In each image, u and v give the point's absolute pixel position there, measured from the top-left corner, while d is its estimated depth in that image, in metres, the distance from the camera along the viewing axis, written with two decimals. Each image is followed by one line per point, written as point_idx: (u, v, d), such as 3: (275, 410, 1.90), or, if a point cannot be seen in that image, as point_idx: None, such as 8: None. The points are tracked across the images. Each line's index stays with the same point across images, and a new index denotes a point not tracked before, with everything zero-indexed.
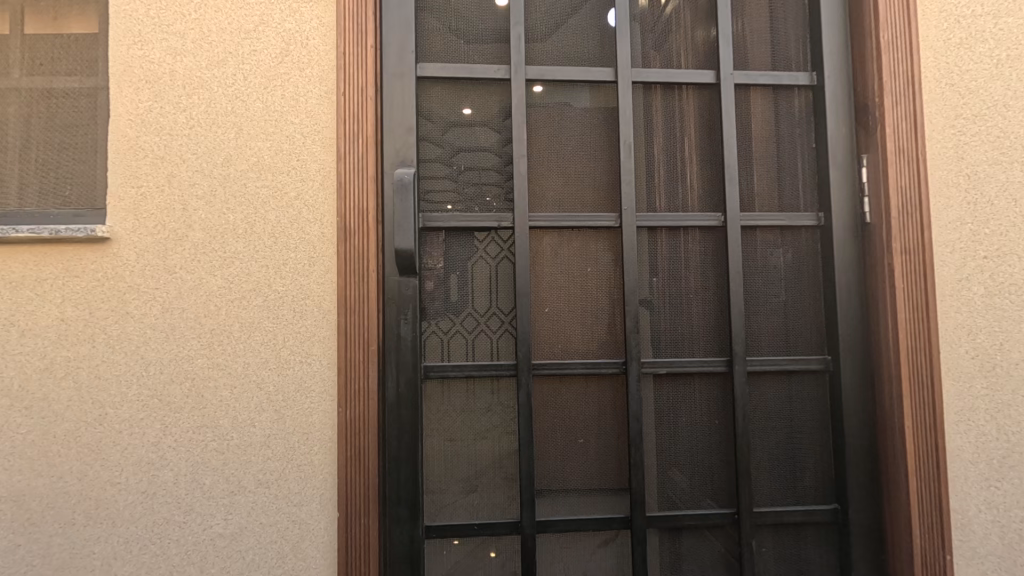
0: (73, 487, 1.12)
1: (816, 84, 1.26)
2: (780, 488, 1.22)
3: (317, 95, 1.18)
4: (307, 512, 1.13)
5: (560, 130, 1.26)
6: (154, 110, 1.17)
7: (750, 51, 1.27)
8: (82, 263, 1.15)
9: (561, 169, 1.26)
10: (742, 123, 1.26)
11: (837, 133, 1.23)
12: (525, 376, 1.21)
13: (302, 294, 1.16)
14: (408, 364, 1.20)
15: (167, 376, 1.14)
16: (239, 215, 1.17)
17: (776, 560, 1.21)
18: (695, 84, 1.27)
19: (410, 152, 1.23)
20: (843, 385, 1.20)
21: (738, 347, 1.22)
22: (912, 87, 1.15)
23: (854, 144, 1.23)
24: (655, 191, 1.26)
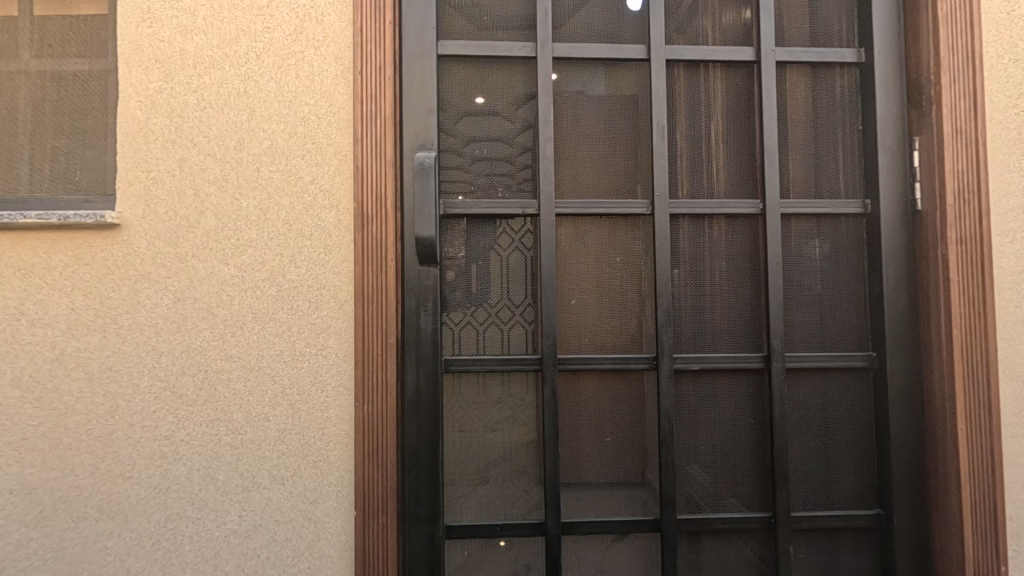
0: (84, 481, 1.09)
1: (863, 61, 1.17)
2: (819, 493, 1.15)
3: (333, 75, 1.13)
4: (322, 510, 1.09)
5: (588, 112, 1.20)
6: (163, 91, 1.12)
7: (792, 27, 1.19)
8: (91, 251, 1.11)
9: (588, 153, 1.20)
10: (783, 104, 1.19)
11: (886, 114, 1.15)
12: (550, 371, 1.15)
13: (318, 283, 1.11)
14: (428, 358, 1.15)
15: (179, 368, 1.11)
16: (252, 201, 1.12)
17: (813, 568, 1.15)
18: (732, 62, 1.19)
19: (431, 136, 1.17)
20: (889, 384, 1.13)
21: (777, 343, 1.15)
22: (972, 63, 1.07)
23: (905, 125, 1.14)
24: (688, 176, 1.19)
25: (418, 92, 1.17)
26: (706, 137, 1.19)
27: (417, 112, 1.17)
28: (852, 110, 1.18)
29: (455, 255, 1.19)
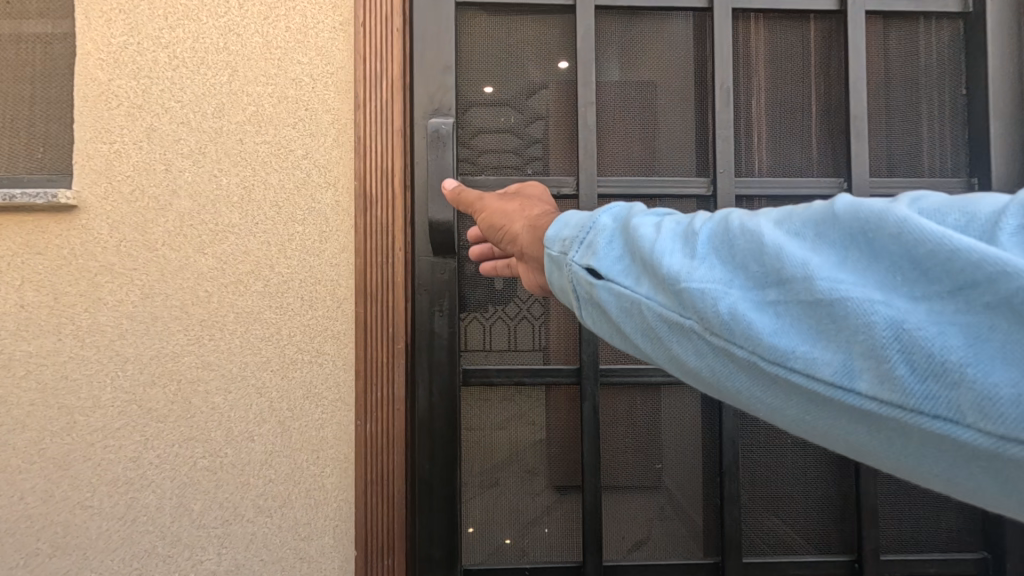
0: (35, 510, 0.92)
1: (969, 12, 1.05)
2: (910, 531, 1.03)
3: (330, 28, 0.94)
4: (317, 548, 0.92)
5: (639, 72, 1.03)
6: (129, 47, 0.94)
7: None
8: (43, 237, 0.93)
9: (638, 123, 1.03)
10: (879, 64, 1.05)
11: (1000, 74, 1.02)
12: (590, 384, 1.00)
13: (312, 278, 0.94)
14: (443, 367, 0.96)
15: (148, 377, 0.93)
16: (234, 179, 0.94)
17: None
18: (815, 11, 1.04)
19: (446, 99, 0.97)
20: None
21: None
22: None
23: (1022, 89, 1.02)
24: (757, 150, 1.03)
25: (432, 46, 0.97)
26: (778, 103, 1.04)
27: (431, 70, 0.97)
28: (943, 75, 1.06)
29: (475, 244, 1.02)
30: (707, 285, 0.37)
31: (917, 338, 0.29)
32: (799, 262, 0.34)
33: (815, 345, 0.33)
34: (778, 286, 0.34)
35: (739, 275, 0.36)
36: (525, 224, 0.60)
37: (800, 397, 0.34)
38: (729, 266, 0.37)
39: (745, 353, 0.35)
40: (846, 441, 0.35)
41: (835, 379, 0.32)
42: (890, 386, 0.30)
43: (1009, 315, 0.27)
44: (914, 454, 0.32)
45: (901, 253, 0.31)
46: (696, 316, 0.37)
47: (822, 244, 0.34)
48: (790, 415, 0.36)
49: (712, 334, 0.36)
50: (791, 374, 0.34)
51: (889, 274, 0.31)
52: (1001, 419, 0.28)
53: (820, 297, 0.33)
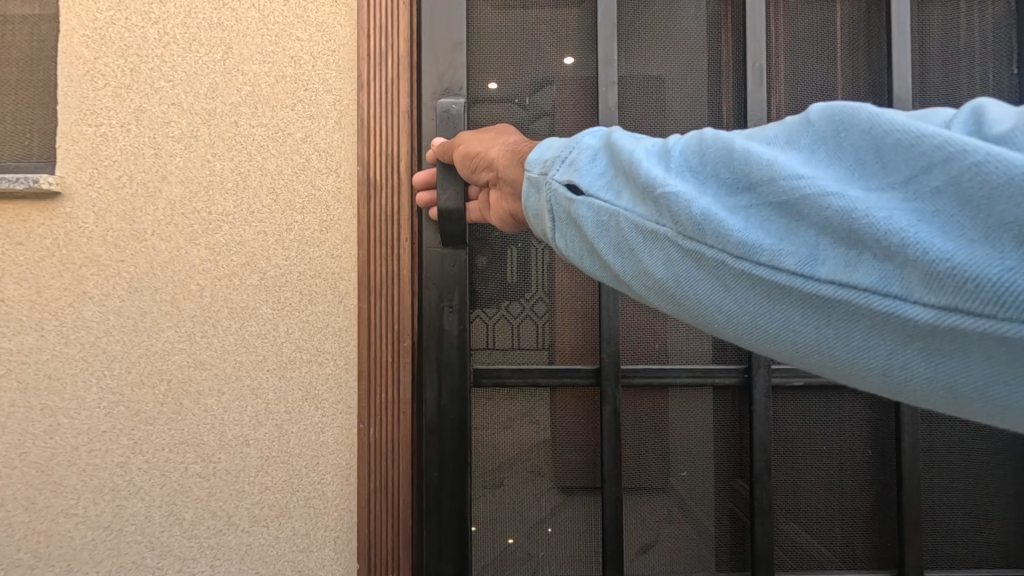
0: (16, 519, 0.86)
1: None
2: (948, 541, 1.03)
3: (331, 2, 0.88)
4: (317, 560, 0.86)
5: (671, 50, 1.04)
6: (117, 23, 0.87)
7: None
8: (23, 227, 0.87)
9: (664, 108, 1.04)
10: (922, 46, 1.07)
11: None
12: (610, 386, 0.94)
13: (311, 271, 0.87)
14: (454, 366, 0.90)
15: (136, 377, 0.87)
16: (228, 164, 0.87)
17: None
18: None
19: (456, 79, 0.91)
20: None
21: None
22: None
23: None
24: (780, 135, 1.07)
25: (441, 22, 0.90)
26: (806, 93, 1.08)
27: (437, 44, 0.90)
28: (990, 57, 1.06)
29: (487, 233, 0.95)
30: (678, 188, 0.36)
31: (871, 217, 0.29)
32: (765, 156, 0.34)
33: (779, 236, 0.32)
34: (746, 183, 0.34)
35: (708, 176, 0.36)
36: (502, 148, 0.63)
37: (756, 289, 0.33)
38: (696, 167, 0.37)
39: (709, 248, 0.34)
40: (793, 343, 0.34)
41: (794, 266, 0.32)
42: (847, 267, 0.30)
43: (954, 194, 0.28)
44: (861, 349, 0.31)
45: (863, 145, 0.31)
46: (668, 218, 0.36)
47: (789, 144, 0.35)
48: (741, 315, 0.35)
49: (681, 235, 0.36)
50: (755, 265, 0.33)
51: (850, 166, 0.31)
52: (945, 289, 0.27)
53: (783, 184, 0.32)
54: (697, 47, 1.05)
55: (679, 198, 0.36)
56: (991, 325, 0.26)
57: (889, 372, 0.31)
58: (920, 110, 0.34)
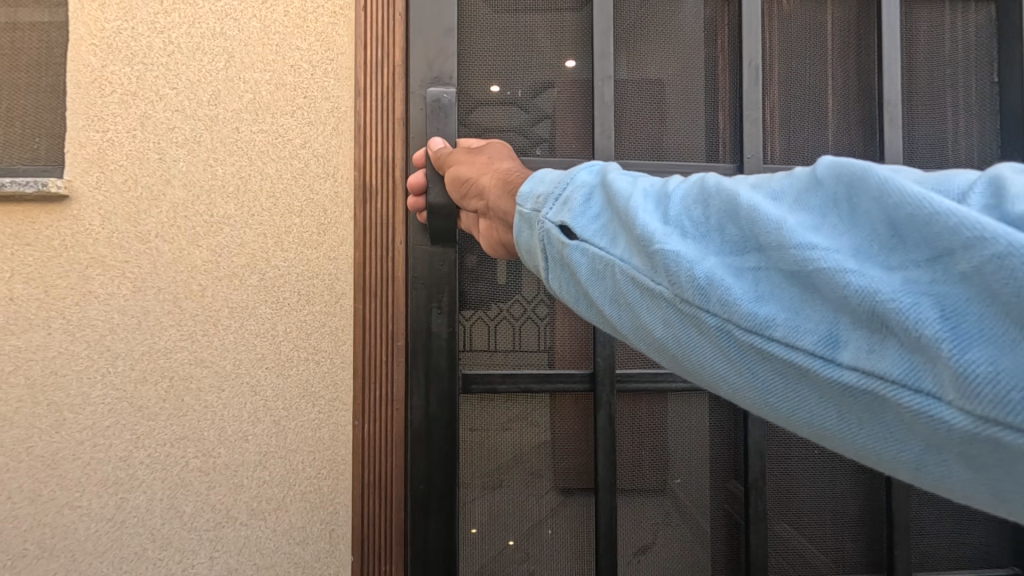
0: (22, 511, 0.89)
1: None
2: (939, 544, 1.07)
3: (330, 12, 0.91)
4: (313, 554, 0.89)
5: (670, 53, 1.07)
6: (123, 32, 0.91)
7: None
8: (32, 228, 0.90)
9: (660, 112, 1.07)
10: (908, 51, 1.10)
11: None
12: (605, 391, 0.96)
13: (309, 272, 0.90)
14: (442, 371, 0.90)
15: (140, 373, 0.90)
16: (229, 168, 0.90)
17: None
18: None
19: (446, 68, 0.90)
20: None
21: None
22: None
23: None
24: (772, 140, 1.10)
25: (430, 11, 0.90)
26: (797, 98, 1.11)
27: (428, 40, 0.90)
28: (973, 66, 1.10)
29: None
30: (689, 253, 0.38)
31: (892, 302, 0.29)
32: (775, 222, 0.35)
33: (793, 311, 0.34)
34: (761, 253, 0.35)
35: (717, 240, 0.38)
36: (493, 176, 0.66)
37: (769, 362, 0.35)
38: (704, 230, 0.39)
39: (721, 318, 0.36)
40: (810, 418, 0.35)
41: (807, 345, 0.33)
42: (868, 353, 0.31)
43: (972, 285, 0.28)
44: (884, 434, 0.32)
45: (879, 221, 0.32)
46: (674, 281, 0.38)
47: (799, 209, 0.36)
48: (754, 385, 0.36)
49: (693, 302, 0.37)
50: (769, 340, 0.34)
51: (864, 242, 0.32)
52: (978, 396, 0.27)
53: (796, 258, 0.33)
54: (686, 56, 1.08)
55: (688, 265, 0.38)
56: (1023, 435, 0.27)
57: (913, 463, 0.32)
58: (936, 177, 0.34)
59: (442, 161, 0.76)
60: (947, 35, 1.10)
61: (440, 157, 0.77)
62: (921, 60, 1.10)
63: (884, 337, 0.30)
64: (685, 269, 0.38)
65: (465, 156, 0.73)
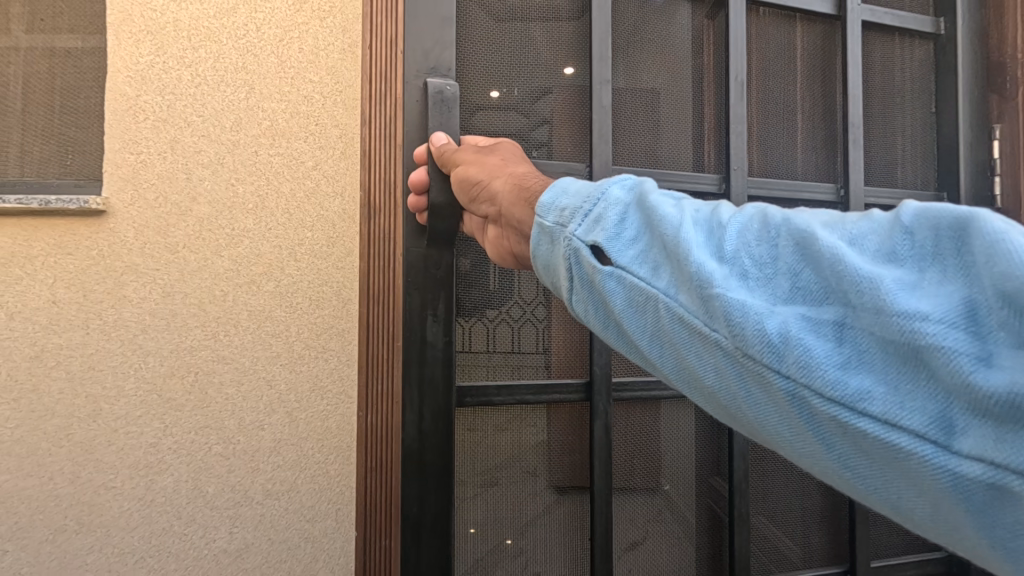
0: (63, 490, 1.00)
1: (940, 32, 1.24)
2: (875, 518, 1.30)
3: (339, 50, 1.04)
4: (321, 529, 1.00)
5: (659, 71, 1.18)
6: (156, 65, 1.02)
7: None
8: (73, 239, 1.01)
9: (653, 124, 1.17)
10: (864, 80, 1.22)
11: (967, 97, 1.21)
12: (603, 403, 1.09)
13: (319, 280, 1.02)
14: (438, 381, 1.01)
15: (168, 369, 1.01)
16: (249, 187, 1.02)
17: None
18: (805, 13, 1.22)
19: (444, 57, 1.01)
20: None
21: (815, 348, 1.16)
22: None
23: (985, 111, 1.22)
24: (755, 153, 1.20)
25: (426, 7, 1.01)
26: (769, 117, 1.21)
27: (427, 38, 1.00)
28: (917, 97, 1.24)
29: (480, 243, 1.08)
30: (782, 311, 0.42)
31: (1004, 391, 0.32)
32: (872, 282, 0.39)
33: (889, 386, 0.38)
34: (859, 323, 0.39)
35: (807, 299, 0.42)
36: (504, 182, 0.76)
37: (867, 433, 0.38)
38: (783, 285, 0.44)
39: (816, 378, 0.40)
40: (894, 497, 0.39)
41: (912, 426, 0.37)
42: (991, 445, 0.34)
43: None
44: (992, 531, 0.35)
45: (990, 292, 0.35)
46: (763, 338, 0.42)
47: (893, 272, 0.39)
48: (850, 450, 0.40)
49: (788, 366, 0.41)
50: (870, 410, 0.38)
51: (971, 315, 0.35)
52: None
53: (899, 332, 0.37)
54: (671, 78, 1.19)
55: (768, 326, 0.42)
56: None
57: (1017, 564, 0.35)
58: None
59: (447, 161, 0.87)
60: (896, 67, 1.23)
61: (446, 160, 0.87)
62: (874, 89, 1.22)
63: (1012, 428, 0.33)
64: (762, 328, 0.42)
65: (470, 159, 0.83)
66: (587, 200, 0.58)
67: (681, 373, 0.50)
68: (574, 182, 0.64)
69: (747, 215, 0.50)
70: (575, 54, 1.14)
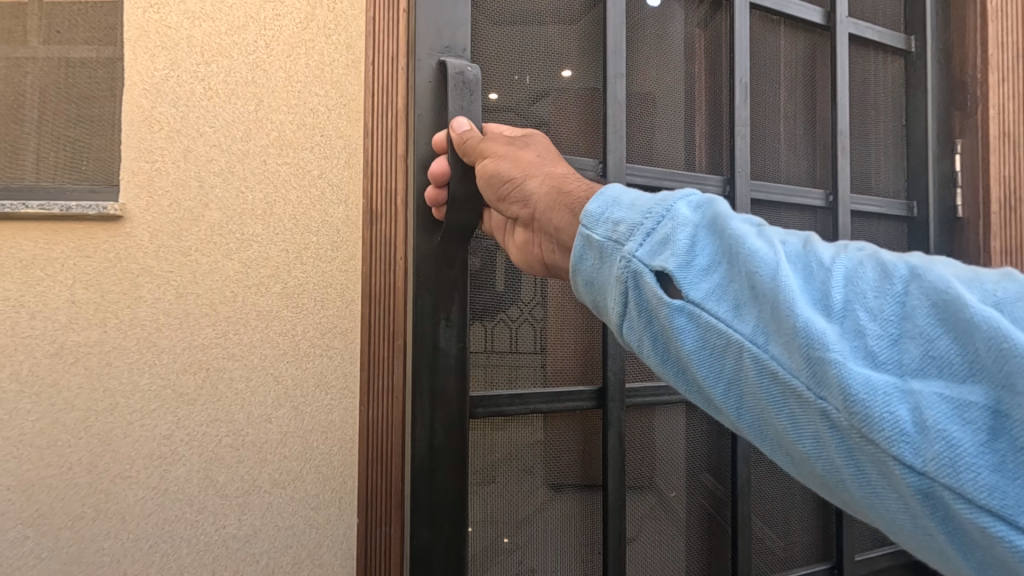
0: (81, 479, 1.06)
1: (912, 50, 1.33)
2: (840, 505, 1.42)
3: (344, 66, 1.10)
4: (326, 516, 1.07)
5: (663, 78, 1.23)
6: (170, 79, 1.08)
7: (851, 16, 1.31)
8: (92, 243, 1.07)
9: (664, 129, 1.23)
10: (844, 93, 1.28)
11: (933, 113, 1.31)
12: (613, 409, 1.18)
13: (324, 282, 1.09)
14: (447, 392, 1.06)
15: (181, 365, 1.07)
16: (258, 195, 1.08)
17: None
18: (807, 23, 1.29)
19: (457, 38, 1.07)
20: None
21: None
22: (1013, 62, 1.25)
23: (947, 126, 1.32)
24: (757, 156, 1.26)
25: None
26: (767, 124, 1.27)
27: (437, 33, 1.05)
28: (889, 111, 1.33)
29: (486, 243, 1.16)
30: (915, 388, 0.42)
31: None
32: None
33: None
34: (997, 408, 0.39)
35: (937, 372, 0.42)
36: (539, 182, 0.79)
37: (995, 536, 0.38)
38: (912, 351, 0.44)
39: (948, 471, 0.40)
40: None
41: None
42: None
43: None
44: None
45: None
46: (887, 423, 0.42)
47: None
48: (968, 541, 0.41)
49: (920, 459, 0.41)
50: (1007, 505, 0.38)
51: None
52: None
53: None
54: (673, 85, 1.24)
55: (898, 409, 0.42)
56: None
57: None
58: None
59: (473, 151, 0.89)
60: (870, 83, 1.31)
61: (472, 154, 0.90)
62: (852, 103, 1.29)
63: None
64: (893, 415, 0.42)
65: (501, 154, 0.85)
66: (650, 218, 0.59)
67: (754, 417, 0.51)
68: (635, 197, 0.63)
69: (853, 265, 0.50)
70: (580, 62, 1.19)
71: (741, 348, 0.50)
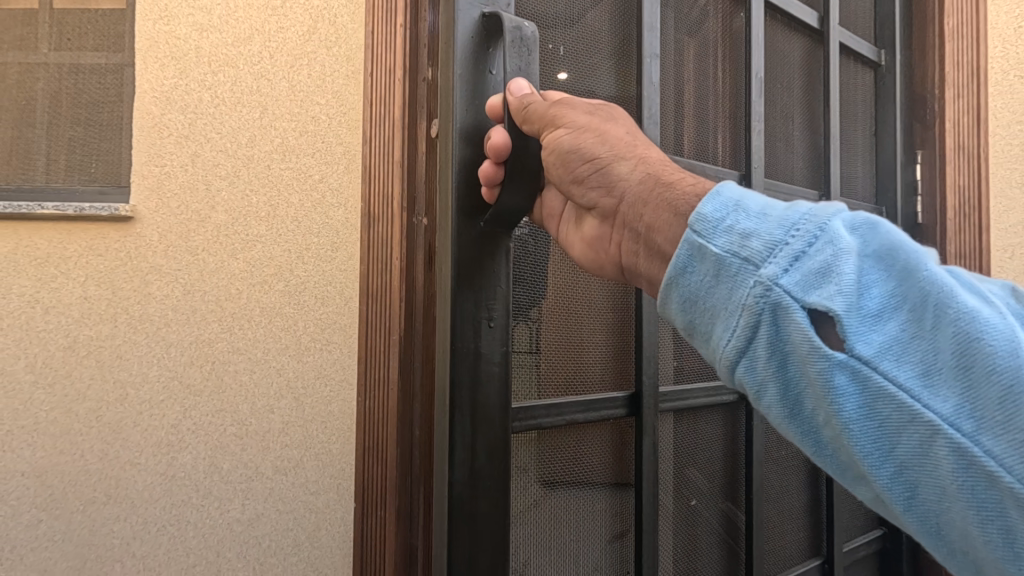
0: (92, 466, 1.11)
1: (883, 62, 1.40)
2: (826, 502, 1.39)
3: (344, 77, 1.16)
4: (324, 501, 1.13)
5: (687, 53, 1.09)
6: (178, 87, 1.14)
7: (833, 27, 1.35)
8: (104, 242, 1.13)
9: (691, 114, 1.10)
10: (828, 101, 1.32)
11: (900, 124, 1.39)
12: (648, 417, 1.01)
13: (324, 280, 1.15)
14: (492, 410, 0.74)
15: (188, 358, 1.13)
16: (262, 197, 1.14)
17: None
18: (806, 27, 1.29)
19: None
20: None
21: None
22: (972, 79, 1.33)
23: (911, 137, 1.40)
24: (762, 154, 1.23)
25: None
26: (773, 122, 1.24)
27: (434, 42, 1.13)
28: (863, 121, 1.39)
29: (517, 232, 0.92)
30: None
31: None
32: None
33: None
34: None
35: None
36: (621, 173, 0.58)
37: None
38: None
39: None
40: None
41: None
42: None
43: None
44: None
45: None
46: None
47: None
48: None
49: None
50: None
51: None
52: None
53: None
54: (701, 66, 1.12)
55: None
56: None
57: None
58: None
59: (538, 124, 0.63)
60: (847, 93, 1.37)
61: (537, 129, 0.63)
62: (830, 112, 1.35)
63: None
64: None
65: (581, 125, 0.60)
66: (798, 236, 0.41)
67: (931, 523, 0.36)
68: (764, 206, 0.45)
69: None
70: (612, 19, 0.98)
71: (934, 434, 0.35)
